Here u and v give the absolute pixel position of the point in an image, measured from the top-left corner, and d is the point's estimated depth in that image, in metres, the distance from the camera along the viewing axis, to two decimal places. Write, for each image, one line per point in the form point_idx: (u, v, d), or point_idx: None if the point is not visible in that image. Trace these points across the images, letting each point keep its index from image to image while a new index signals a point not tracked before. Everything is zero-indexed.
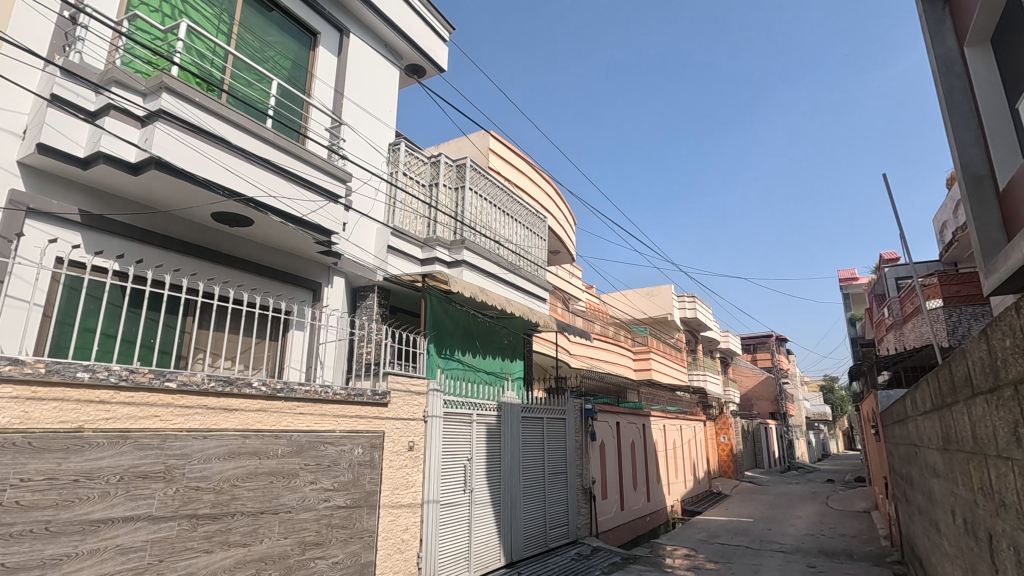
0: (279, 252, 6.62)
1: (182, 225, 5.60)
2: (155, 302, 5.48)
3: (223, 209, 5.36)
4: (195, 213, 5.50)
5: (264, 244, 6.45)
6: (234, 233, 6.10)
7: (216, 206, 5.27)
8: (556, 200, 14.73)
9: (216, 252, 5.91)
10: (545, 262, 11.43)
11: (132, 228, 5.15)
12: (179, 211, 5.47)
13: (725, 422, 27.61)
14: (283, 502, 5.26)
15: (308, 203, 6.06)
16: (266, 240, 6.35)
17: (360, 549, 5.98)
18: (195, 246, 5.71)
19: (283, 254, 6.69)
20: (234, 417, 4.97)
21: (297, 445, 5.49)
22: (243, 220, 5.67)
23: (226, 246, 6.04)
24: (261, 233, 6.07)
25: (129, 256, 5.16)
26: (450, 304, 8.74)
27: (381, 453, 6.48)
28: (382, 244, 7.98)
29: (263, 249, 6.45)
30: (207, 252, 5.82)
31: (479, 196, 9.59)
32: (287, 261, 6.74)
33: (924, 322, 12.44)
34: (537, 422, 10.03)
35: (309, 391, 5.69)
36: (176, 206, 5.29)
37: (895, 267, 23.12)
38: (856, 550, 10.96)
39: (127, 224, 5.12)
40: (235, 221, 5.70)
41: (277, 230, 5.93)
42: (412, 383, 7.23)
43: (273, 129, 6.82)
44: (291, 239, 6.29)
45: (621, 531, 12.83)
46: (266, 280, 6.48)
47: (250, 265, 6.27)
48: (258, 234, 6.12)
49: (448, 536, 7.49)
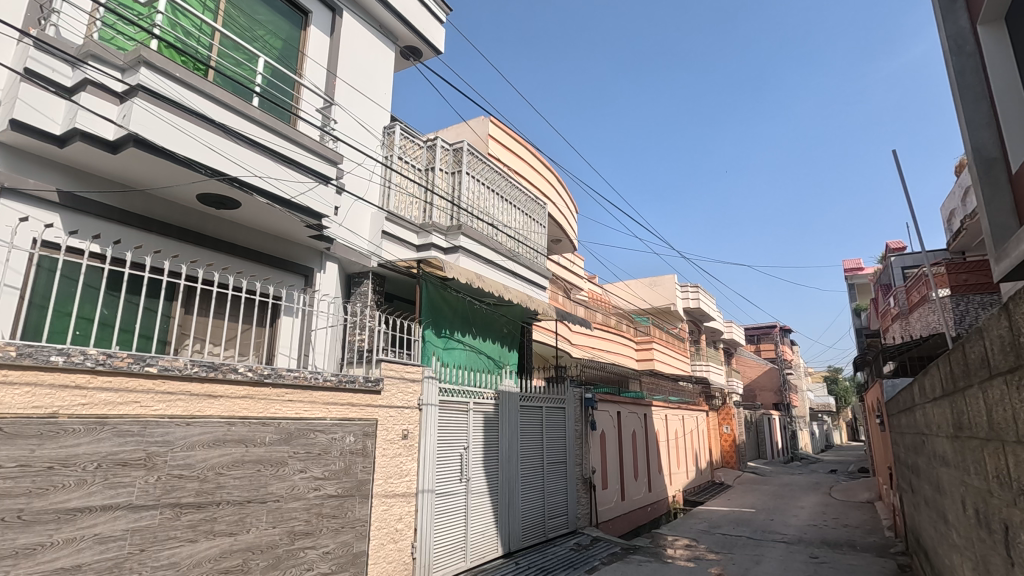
0: (266, 236, 6.48)
1: (162, 205, 5.43)
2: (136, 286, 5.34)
3: (208, 190, 5.20)
4: (176, 194, 5.34)
5: (250, 226, 6.30)
6: (218, 215, 5.95)
7: (198, 185, 5.09)
8: (557, 187, 14.51)
9: (199, 235, 5.75)
10: (544, 249, 11.24)
11: (110, 208, 4.99)
12: (159, 191, 5.31)
13: (728, 413, 27.75)
14: (271, 491, 5.14)
15: (297, 185, 5.87)
16: (253, 223, 6.20)
17: (352, 538, 5.86)
18: (177, 228, 5.55)
19: (271, 237, 6.54)
20: (218, 403, 4.83)
21: (286, 433, 5.36)
22: (229, 201, 5.51)
23: (209, 228, 5.89)
24: (248, 215, 5.92)
25: (107, 237, 4.99)
26: (449, 291, 8.58)
27: (374, 442, 6.35)
28: (377, 229, 7.84)
29: (249, 231, 6.30)
30: (190, 235, 5.67)
31: (476, 181, 9.38)
32: (275, 245, 6.59)
33: (931, 311, 12.27)
34: (535, 411, 9.89)
35: (298, 377, 5.54)
36: (156, 186, 5.12)
37: (902, 256, 22.84)
38: (858, 541, 10.84)
39: (104, 204, 4.95)
40: (219, 202, 5.53)
41: (263, 212, 5.76)
42: (407, 370, 7.07)
43: (262, 109, 6.58)
44: (278, 222, 6.12)
45: (622, 520, 12.72)
46: (254, 264, 6.34)
47: (235, 248, 6.13)
48: (244, 216, 5.97)
49: (444, 525, 7.39)
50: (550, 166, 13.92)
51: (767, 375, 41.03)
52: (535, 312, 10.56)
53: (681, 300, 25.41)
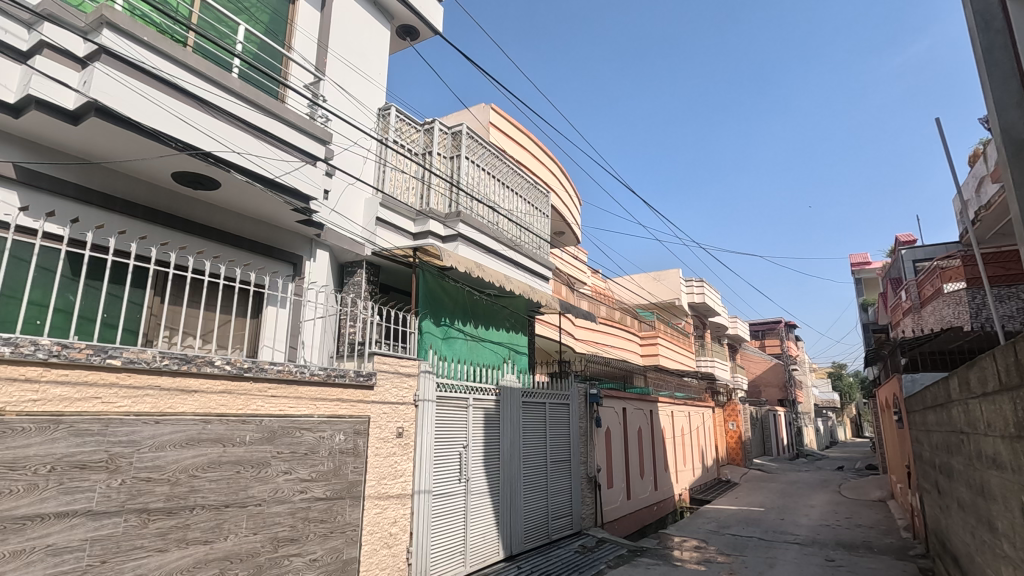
0: (244, 218, 6.04)
1: (125, 182, 4.99)
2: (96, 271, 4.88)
3: (181, 167, 4.77)
4: (143, 171, 4.90)
5: (229, 208, 5.87)
6: (193, 195, 5.51)
7: (166, 161, 4.65)
8: (560, 178, 14.09)
9: (169, 216, 5.31)
10: (547, 239, 10.81)
11: (65, 184, 4.54)
12: (121, 166, 4.85)
13: (733, 407, 27.08)
14: (253, 494, 4.73)
15: (282, 164, 5.43)
16: (233, 204, 5.76)
17: (342, 544, 5.45)
18: (143, 207, 5.10)
19: (250, 220, 6.11)
20: (192, 399, 4.41)
21: (269, 432, 4.95)
22: (203, 178, 5.06)
23: (181, 209, 5.45)
24: (228, 196, 5.51)
25: (63, 215, 4.55)
26: (448, 281, 8.14)
27: (366, 441, 5.92)
28: (371, 216, 7.43)
29: (227, 214, 5.88)
30: (158, 215, 5.22)
31: (475, 166, 8.94)
32: (255, 229, 6.16)
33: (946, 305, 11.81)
34: (538, 408, 9.45)
35: (282, 371, 5.11)
36: (120, 161, 4.68)
37: (912, 249, 22.27)
38: (875, 542, 10.40)
39: (59, 179, 4.51)
40: (194, 179, 5.10)
41: (243, 191, 5.32)
42: (402, 364, 6.65)
43: (243, 79, 6.08)
44: (259, 204, 5.68)
45: (627, 520, 12.30)
46: (231, 249, 5.91)
47: (210, 231, 5.68)
48: (223, 198, 5.55)
49: (442, 529, 6.97)
50: (553, 156, 13.50)
51: (771, 371, 40.54)
52: (538, 305, 10.15)
53: (686, 295, 24.99)
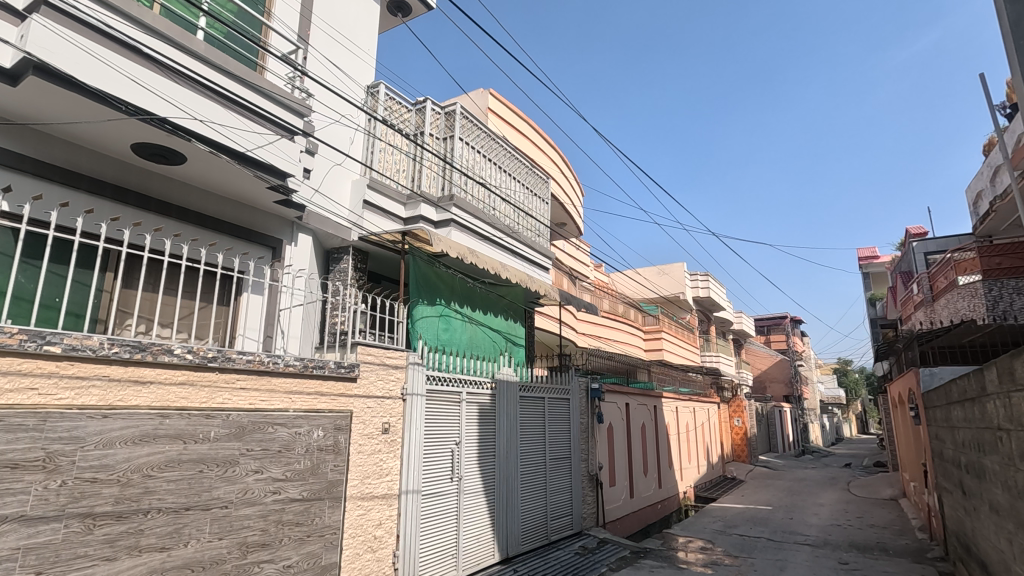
0: (208, 195, 5.54)
1: (68, 150, 4.47)
2: (37, 249, 4.40)
3: (135, 134, 4.30)
4: (92, 138, 4.41)
5: (194, 184, 5.38)
6: (151, 167, 5.01)
7: (114, 126, 4.17)
8: (561, 166, 13.61)
9: (120, 189, 4.80)
10: (546, 227, 10.37)
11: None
12: (62, 131, 4.34)
13: (739, 404, 26.59)
14: (218, 496, 4.31)
15: (254, 136, 4.98)
16: (198, 180, 5.27)
17: (320, 549, 5.04)
18: (88, 177, 4.58)
19: (217, 198, 5.62)
20: (147, 391, 3.99)
21: (237, 427, 4.53)
22: (160, 148, 4.58)
23: (136, 182, 4.94)
24: (192, 170, 5.04)
25: None
26: (442, 268, 7.64)
27: (347, 437, 5.49)
28: (358, 198, 7.03)
29: (191, 190, 5.38)
30: (108, 187, 4.71)
31: (470, 148, 8.48)
32: (221, 207, 5.66)
33: (959, 297, 11.27)
34: (536, 403, 9.01)
35: (252, 361, 4.68)
36: (62, 126, 4.20)
37: (924, 241, 21.64)
38: (890, 543, 9.93)
39: None
40: (152, 150, 4.63)
41: (207, 164, 4.85)
42: (388, 355, 6.21)
43: (207, 42, 5.53)
44: (228, 179, 5.22)
45: (630, 520, 11.87)
46: (194, 227, 5.42)
47: (170, 208, 5.18)
48: (187, 172, 5.08)
49: (432, 531, 6.56)
50: (553, 143, 12.99)
51: (777, 366, 39.99)
52: (537, 294, 9.71)
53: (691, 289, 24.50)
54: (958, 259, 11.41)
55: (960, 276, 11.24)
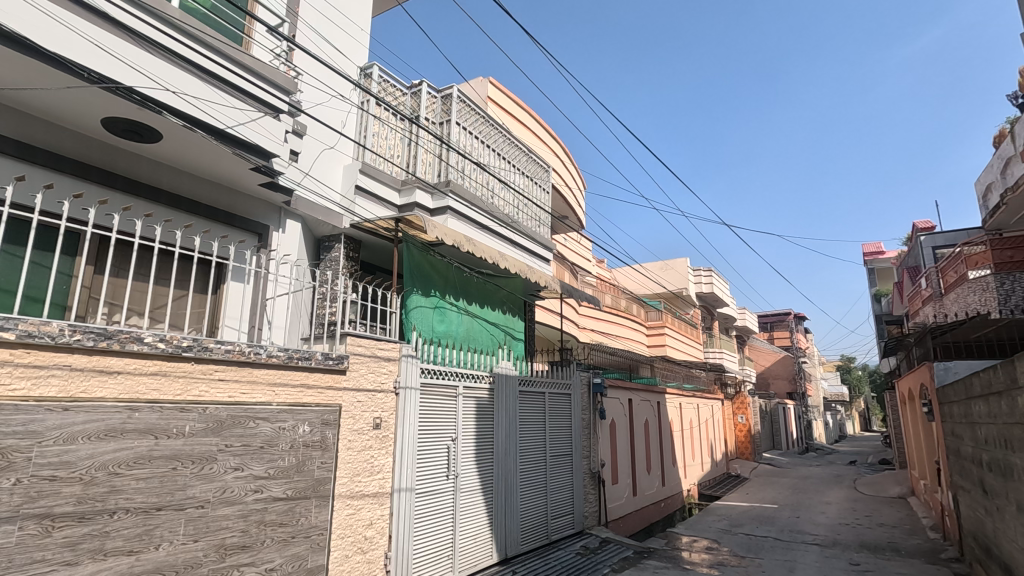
0: (182, 174, 5.21)
1: (22, 120, 4.13)
2: None
3: (100, 104, 3.98)
4: (50, 108, 4.08)
5: (165, 162, 5.04)
6: (117, 142, 4.66)
7: (75, 95, 3.85)
8: (562, 157, 13.28)
9: (82, 165, 4.46)
10: (546, 218, 10.07)
11: None
12: (15, 99, 3.99)
13: (743, 401, 26.25)
14: (193, 495, 4.02)
15: (235, 112, 4.69)
16: (171, 157, 4.94)
17: (306, 551, 4.75)
18: (45, 151, 4.24)
19: (191, 177, 5.29)
20: (114, 382, 3.70)
21: (215, 422, 4.24)
22: (128, 121, 4.27)
23: (99, 157, 4.60)
24: (165, 146, 4.72)
25: None
26: (436, 257, 7.33)
27: (335, 432, 5.20)
28: (349, 183, 6.73)
29: (161, 167, 5.04)
30: (67, 162, 4.37)
31: (467, 134, 8.17)
32: (197, 187, 5.34)
33: (970, 291, 10.91)
34: (536, 397, 8.71)
35: (232, 352, 4.39)
36: (15, 94, 3.86)
37: (932, 236, 21.23)
38: (902, 543, 9.62)
39: None
40: (120, 124, 4.31)
41: (181, 140, 4.54)
42: (379, 347, 5.91)
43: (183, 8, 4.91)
44: (204, 158, 4.91)
45: (633, 519, 11.58)
46: (166, 208, 5.07)
47: (139, 186, 4.84)
48: (160, 148, 4.75)
49: (427, 531, 6.28)
50: (554, 133, 12.65)
51: (780, 363, 39.66)
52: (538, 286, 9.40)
53: (694, 284, 24.15)
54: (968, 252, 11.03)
55: (971, 270, 10.88)
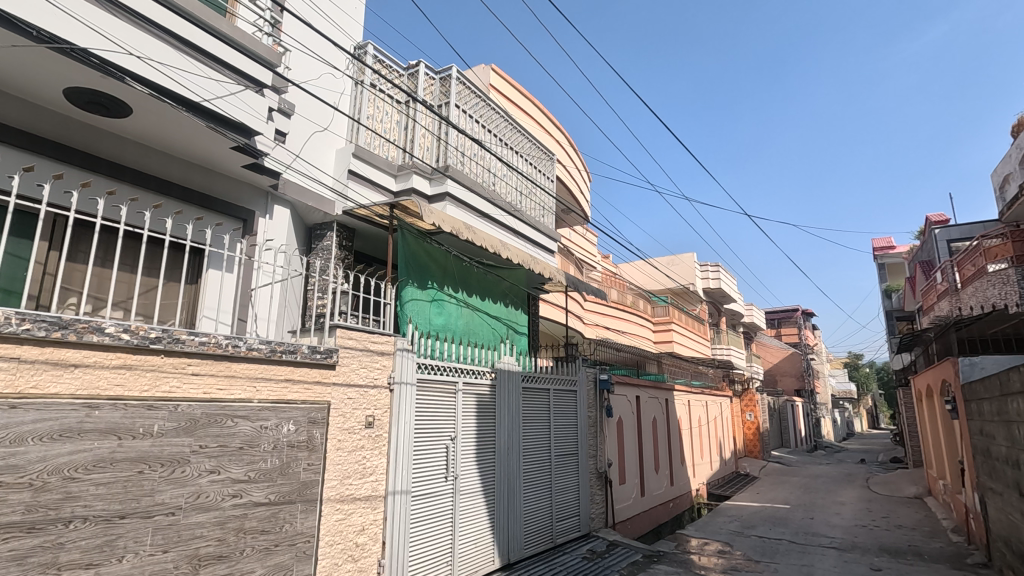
0: (150, 150, 4.75)
1: None
2: None
3: (54, 68, 3.57)
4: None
5: (132, 137, 4.59)
6: (73, 111, 4.17)
7: (24, 56, 3.43)
8: (567, 147, 12.87)
9: (33, 137, 3.98)
10: (548, 207, 9.69)
11: None
12: None
13: (751, 398, 25.89)
14: (162, 501, 3.66)
15: (213, 84, 4.33)
16: (139, 132, 4.50)
17: (290, 560, 4.38)
18: None
19: (162, 155, 4.84)
20: (70, 377, 3.32)
21: (188, 420, 3.87)
22: (89, 90, 3.87)
23: (53, 129, 4.12)
24: (133, 120, 4.31)
25: None
26: (434, 245, 6.93)
27: (323, 432, 4.82)
28: (342, 166, 6.36)
29: (125, 142, 4.57)
30: (15, 132, 3.88)
31: (468, 117, 7.77)
32: (168, 165, 4.88)
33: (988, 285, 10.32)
34: (540, 394, 8.32)
35: (207, 344, 4.01)
36: None
37: (946, 229, 20.67)
38: (924, 547, 9.18)
39: None
40: (79, 92, 3.89)
41: (150, 111, 4.14)
42: (372, 340, 5.53)
43: None
44: (176, 133, 4.50)
45: (640, 520, 11.19)
46: (129, 185, 4.59)
47: (101, 163, 4.37)
48: (127, 122, 4.33)
49: (425, 535, 5.91)
50: (559, 124, 12.27)
51: (789, 360, 39.13)
52: (541, 278, 9.03)
53: (702, 280, 23.70)
54: (989, 246, 10.34)
55: (989, 263, 10.30)
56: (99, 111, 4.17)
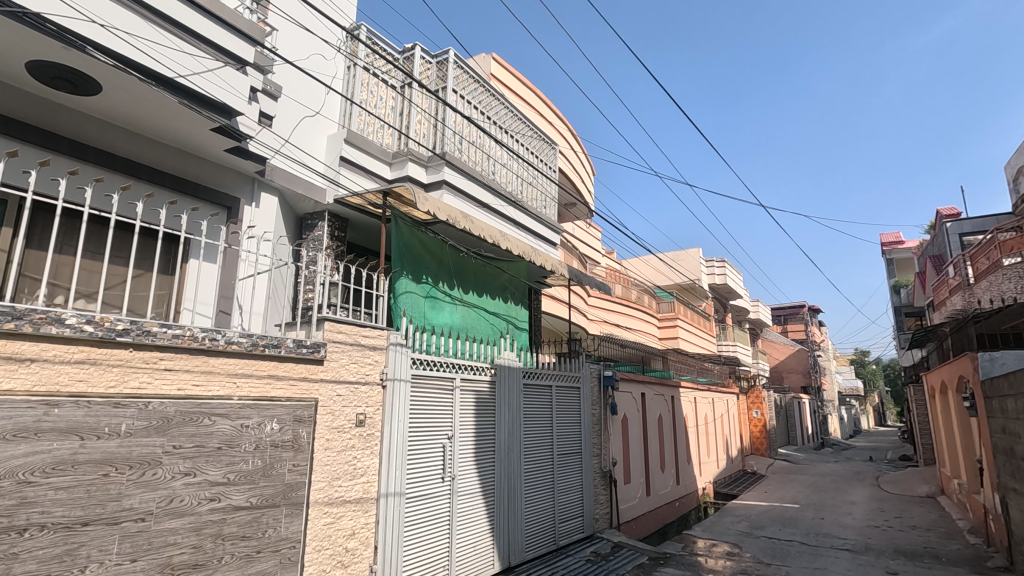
0: (121, 131, 4.41)
1: None
2: None
3: (8, 37, 3.26)
4: None
5: (96, 114, 4.21)
6: (32, 85, 3.82)
7: None
8: (570, 139, 12.54)
9: None
10: (550, 199, 9.37)
11: None
12: None
13: (757, 395, 25.58)
14: (131, 506, 3.40)
15: (188, 59, 4.05)
16: (106, 109, 4.16)
17: (274, 568, 4.11)
18: None
19: (135, 136, 4.50)
20: (25, 371, 3.05)
21: (160, 419, 3.59)
22: (49, 63, 3.55)
23: (12, 106, 3.78)
24: (100, 97, 3.99)
25: None
26: (429, 235, 6.64)
27: (310, 431, 4.54)
28: (333, 152, 6.08)
29: (86, 119, 4.19)
30: None
31: (466, 102, 7.47)
32: (141, 146, 4.54)
33: (1004, 279, 9.77)
34: (542, 391, 8.03)
35: (181, 338, 3.72)
36: None
37: (958, 222, 20.20)
38: (941, 549, 8.85)
39: None
40: (40, 65, 3.58)
41: (117, 86, 3.83)
42: (364, 334, 5.25)
43: None
44: (147, 111, 4.18)
45: (646, 520, 10.90)
46: (94, 166, 4.22)
47: (65, 142, 4.03)
48: (92, 98, 3.99)
49: (420, 539, 5.63)
50: (562, 115, 11.96)
51: (795, 357, 38.70)
52: (543, 271, 8.74)
53: (707, 276, 23.35)
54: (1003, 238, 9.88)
55: (1004, 256, 9.82)
56: (64, 87, 3.85)
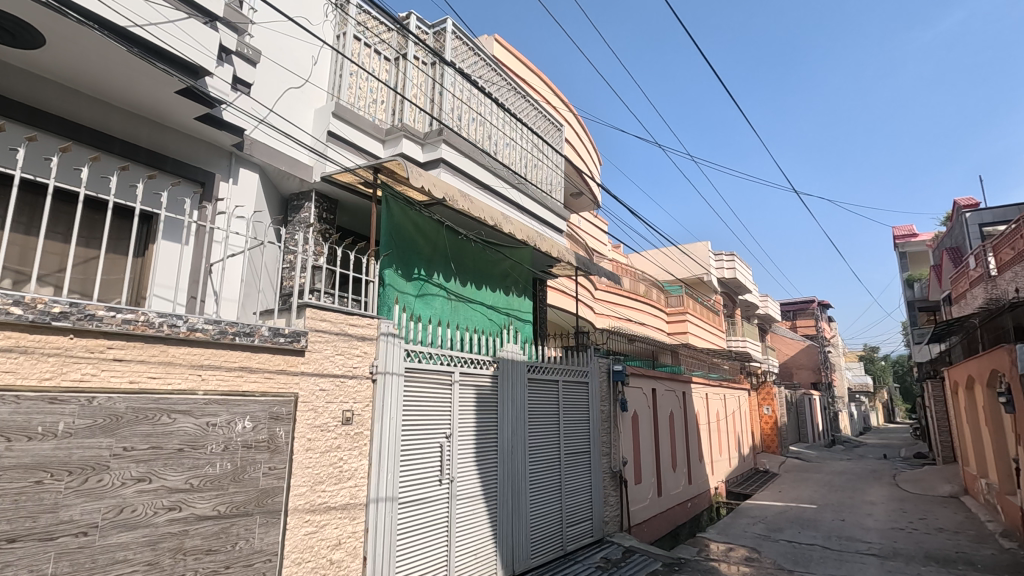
0: (61, 87, 3.86)
1: None
2: None
3: None
4: None
5: (28, 65, 3.66)
6: None
7: None
8: (576, 124, 11.98)
9: None
10: (556, 182, 8.85)
11: None
12: None
13: (768, 391, 25.02)
14: (70, 519, 2.92)
15: (142, 7, 3.57)
16: (46, 63, 3.63)
17: None
18: None
19: (78, 94, 3.95)
20: None
21: (108, 417, 3.12)
22: None
23: None
24: (41, 48, 3.48)
25: None
26: (423, 217, 6.11)
27: (289, 429, 4.05)
28: (321, 126, 5.59)
29: (12, 70, 3.62)
30: None
31: (466, 76, 6.95)
32: (86, 105, 3.99)
33: None
34: (548, 386, 7.52)
35: (134, 323, 3.24)
36: None
37: (977, 212, 19.47)
38: (975, 554, 8.29)
39: None
40: None
41: (56, 32, 3.31)
42: (351, 323, 4.76)
43: None
44: (93, 65, 3.66)
45: (658, 521, 10.41)
46: (25, 124, 3.65)
47: None
48: (29, 49, 3.47)
49: (416, 547, 5.15)
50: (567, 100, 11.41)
51: (805, 352, 38.04)
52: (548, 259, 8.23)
53: (716, 270, 22.77)
54: None
55: None
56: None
